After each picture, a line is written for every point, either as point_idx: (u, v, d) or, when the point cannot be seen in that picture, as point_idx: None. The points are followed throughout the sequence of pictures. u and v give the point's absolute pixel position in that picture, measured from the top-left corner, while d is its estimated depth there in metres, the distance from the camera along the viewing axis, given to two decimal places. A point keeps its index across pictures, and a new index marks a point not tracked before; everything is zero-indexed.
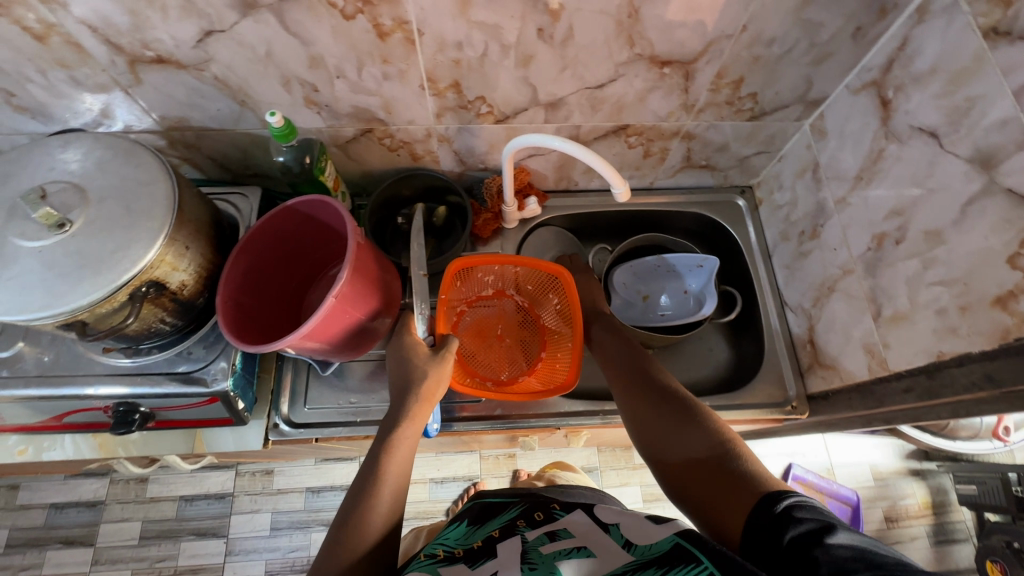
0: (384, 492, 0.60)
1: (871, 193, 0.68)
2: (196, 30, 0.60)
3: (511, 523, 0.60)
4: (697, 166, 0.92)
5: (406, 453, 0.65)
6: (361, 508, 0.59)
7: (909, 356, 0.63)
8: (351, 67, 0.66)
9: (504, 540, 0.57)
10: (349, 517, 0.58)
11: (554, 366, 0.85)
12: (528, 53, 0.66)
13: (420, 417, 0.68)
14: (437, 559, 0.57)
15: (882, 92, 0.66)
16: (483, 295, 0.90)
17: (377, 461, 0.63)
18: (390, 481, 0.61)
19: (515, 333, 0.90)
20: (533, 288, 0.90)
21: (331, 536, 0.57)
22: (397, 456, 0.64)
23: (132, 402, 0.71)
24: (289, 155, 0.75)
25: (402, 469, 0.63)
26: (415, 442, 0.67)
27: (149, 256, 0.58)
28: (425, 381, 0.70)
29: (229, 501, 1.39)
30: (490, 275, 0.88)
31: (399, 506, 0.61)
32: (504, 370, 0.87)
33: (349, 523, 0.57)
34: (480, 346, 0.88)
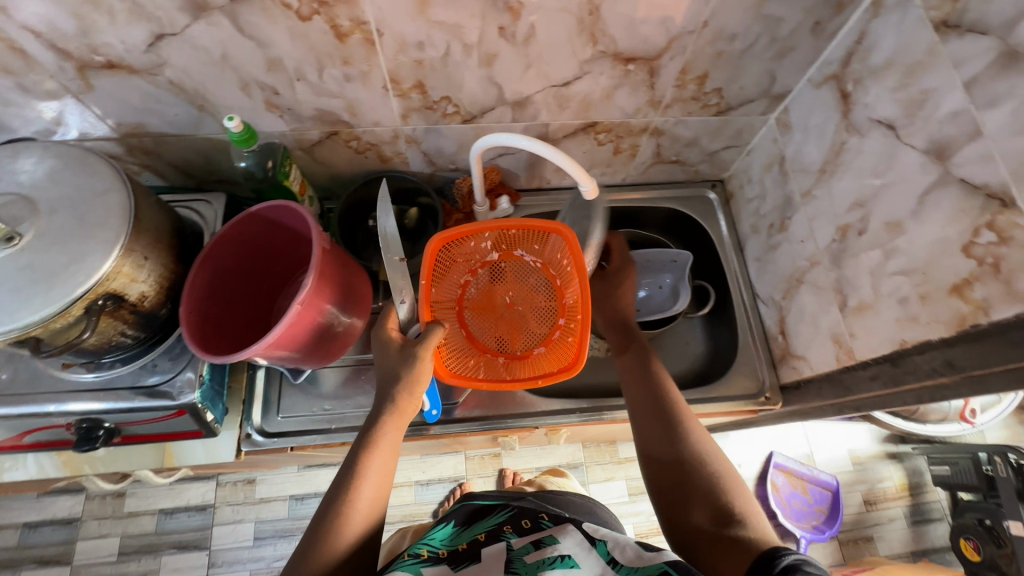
0: (356, 507, 0.59)
1: (834, 185, 0.69)
2: (146, 34, 0.58)
3: (497, 530, 0.60)
4: (668, 162, 0.92)
5: (383, 462, 0.63)
6: (331, 521, 0.57)
7: (874, 344, 0.64)
8: (311, 69, 0.65)
9: (488, 546, 0.58)
10: (320, 529, 0.57)
11: (566, 339, 0.78)
12: (491, 52, 0.65)
13: (402, 416, 0.66)
14: (422, 560, 0.57)
15: (842, 86, 0.67)
16: (491, 259, 0.82)
17: (350, 471, 0.61)
18: (363, 494, 0.60)
19: (527, 299, 0.82)
20: (544, 249, 0.81)
21: (298, 550, 0.56)
22: (372, 466, 0.62)
23: (96, 418, 0.69)
24: (250, 160, 0.73)
25: (379, 481, 0.62)
26: (393, 446, 0.64)
27: (105, 268, 0.57)
28: (400, 379, 0.66)
29: (210, 512, 1.37)
30: (490, 238, 0.79)
31: (376, 515, 0.60)
32: (519, 342, 0.82)
33: (317, 538, 0.56)
34: (492, 316, 0.82)
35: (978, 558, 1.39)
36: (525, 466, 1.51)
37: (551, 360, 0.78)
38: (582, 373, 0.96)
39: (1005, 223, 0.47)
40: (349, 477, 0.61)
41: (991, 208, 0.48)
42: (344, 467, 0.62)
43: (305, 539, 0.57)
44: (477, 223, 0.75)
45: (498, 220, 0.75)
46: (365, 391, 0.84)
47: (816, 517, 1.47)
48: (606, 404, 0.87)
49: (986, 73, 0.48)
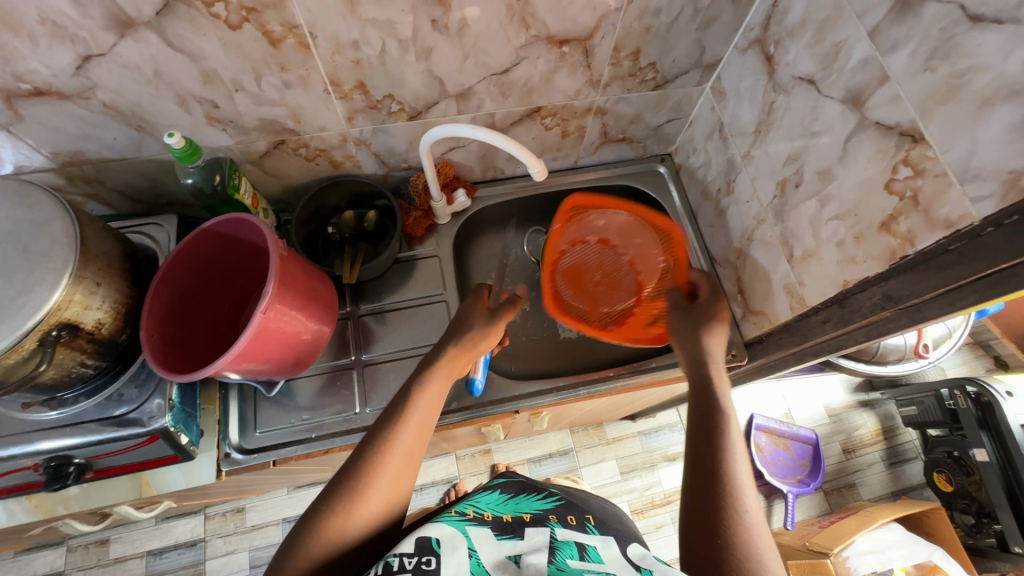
0: (382, 472, 0.57)
1: (769, 144, 0.73)
2: (72, 56, 0.57)
3: (544, 518, 0.63)
4: (616, 140, 0.95)
5: (424, 421, 0.63)
6: (363, 472, 0.57)
7: (822, 289, 0.67)
8: (249, 78, 0.65)
9: (532, 528, 0.60)
10: (364, 451, 0.59)
11: (638, 324, 0.85)
12: (427, 45, 0.66)
13: (455, 364, 0.70)
14: (467, 518, 0.61)
15: (765, 49, 0.70)
16: (590, 239, 0.92)
17: (394, 418, 0.62)
18: (396, 453, 0.59)
19: (611, 283, 0.92)
20: (643, 246, 0.89)
21: (326, 491, 0.56)
22: (412, 422, 0.62)
23: (65, 455, 0.68)
24: (197, 177, 0.72)
25: (416, 440, 0.61)
26: (437, 405, 0.66)
27: (55, 298, 0.56)
28: (471, 331, 0.74)
29: (201, 547, 1.34)
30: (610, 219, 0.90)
31: (399, 483, 0.58)
32: (594, 315, 0.89)
33: (348, 489, 0.55)
34: (576, 288, 0.92)
35: (951, 488, 1.45)
36: (516, 458, 1.53)
37: (625, 334, 0.84)
38: (556, 357, 0.98)
39: (918, 157, 0.51)
40: (390, 423, 0.61)
41: (904, 145, 0.52)
42: (388, 408, 0.64)
43: (334, 483, 0.57)
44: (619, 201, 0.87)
45: (624, 201, 0.86)
46: (342, 396, 0.84)
47: (800, 471, 1.52)
48: (582, 381, 0.89)
49: (886, 20, 0.52)
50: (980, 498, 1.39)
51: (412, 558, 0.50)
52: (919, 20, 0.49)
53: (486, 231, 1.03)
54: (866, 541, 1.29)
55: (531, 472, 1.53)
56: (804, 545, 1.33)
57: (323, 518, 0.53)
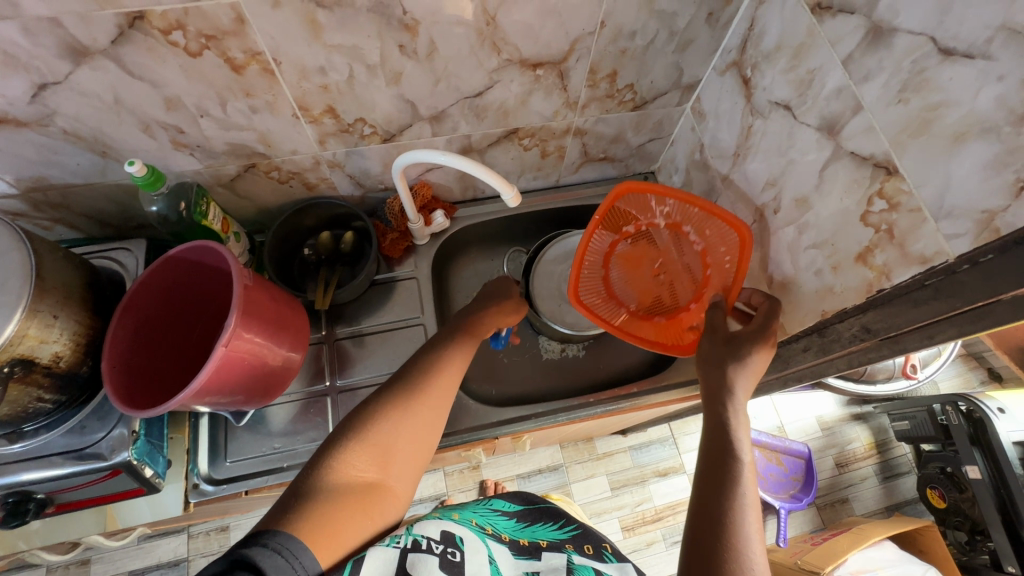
0: (432, 384, 0.63)
1: (748, 167, 0.71)
2: (27, 84, 0.56)
3: (560, 543, 0.69)
4: (597, 159, 0.94)
5: (467, 352, 0.68)
6: (414, 381, 0.62)
7: (801, 318, 0.65)
8: (214, 104, 0.64)
9: (549, 551, 0.65)
10: (423, 353, 0.66)
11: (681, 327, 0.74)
12: (397, 70, 0.65)
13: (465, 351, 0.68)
14: (488, 532, 0.66)
15: (742, 71, 0.69)
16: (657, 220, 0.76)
17: (442, 343, 0.68)
18: (450, 360, 0.66)
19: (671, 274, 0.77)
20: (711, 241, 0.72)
21: (378, 394, 0.61)
22: (459, 348, 0.67)
23: (24, 491, 0.66)
24: (162, 204, 0.71)
25: (464, 357, 0.67)
26: (476, 344, 0.70)
27: (7, 334, 0.54)
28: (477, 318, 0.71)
29: (183, 567, 1.32)
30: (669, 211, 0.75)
31: (444, 398, 0.63)
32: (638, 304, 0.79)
33: (400, 395, 0.61)
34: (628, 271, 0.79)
35: (945, 505, 1.43)
36: (505, 474, 1.52)
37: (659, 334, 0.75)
38: (535, 378, 0.96)
39: (892, 190, 0.49)
40: (439, 346, 0.67)
41: (879, 177, 0.50)
42: (436, 336, 0.70)
43: (387, 390, 0.62)
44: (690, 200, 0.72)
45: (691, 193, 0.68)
46: (316, 423, 0.82)
47: (793, 486, 1.49)
48: (562, 406, 0.87)
49: (858, 50, 0.51)
50: (973, 516, 1.37)
51: (439, 543, 0.58)
52: (891, 51, 0.47)
53: (467, 250, 1.01)
54: (860, 561, 1.26)
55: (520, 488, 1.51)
56: (796, 564, 1.30)
57: (378, 416, 0.59)
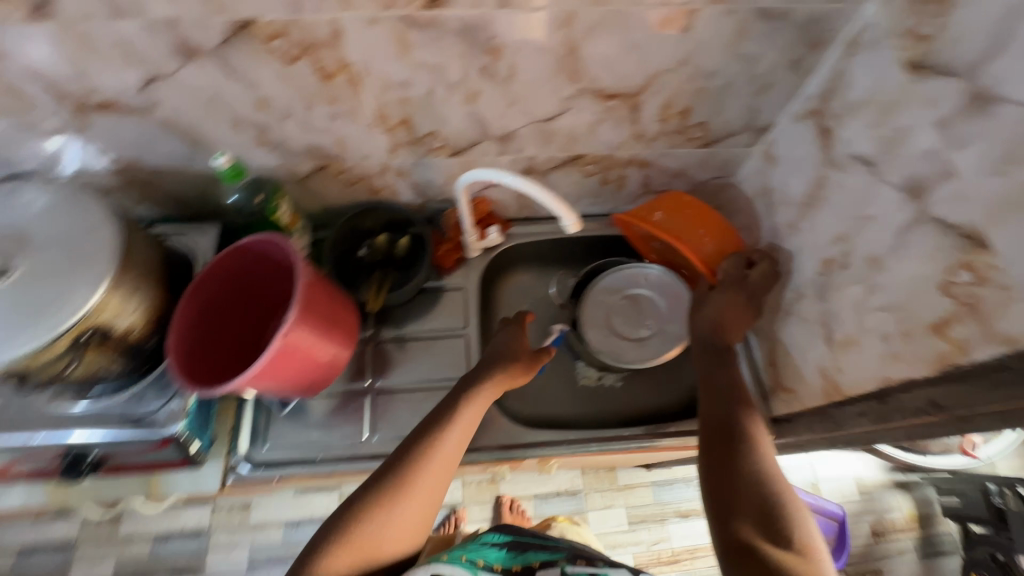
0: (420, 480, 0.65)
1: (818, 218, 0.69)
2: (138, 76, 0.60)
3: (552, 560, 0.66)
4: (656, 192, 0.93)
5: (457, 442, 0.69)
6: (402, 481, 0.65)
7: (862, 381, 0.63)
8: (300, 107, 0.67)
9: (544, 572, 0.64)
10: (417, 440, 0.68)
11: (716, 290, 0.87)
12: (474, 90, 0.66)
13: (463, 426, 0.71)
14: (479, 568, 0.64)
15: (822, 121, 0.67)
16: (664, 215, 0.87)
17: (438, 428, 0.69)
18: (441, 451, 0.68)
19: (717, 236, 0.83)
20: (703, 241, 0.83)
21: (368, 487, 0.65)
22: (453, 434, 0.69)
23: (82, 449, 0.70)
24: (240, 196, 0.75)
25: (457, 443, 0.69)
26: (470, 427, 0.72)
27: (91, 303, 0.58)
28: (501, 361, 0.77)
29: (205, 537, 1.39)
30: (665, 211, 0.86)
31: (433, 493, 0.66)
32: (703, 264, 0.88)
33: (387, 494, 0.64)
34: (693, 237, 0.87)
35: None
36: (523, 493, 1.50)
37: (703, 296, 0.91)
38: (570, 404, 0.95)
39: (981, 264, 0.47)
40: (431, 437, 0.68)
41: (966, 248, 0.48)
42: (432, 419, 0.71)
43: (376, 484, 0.65)
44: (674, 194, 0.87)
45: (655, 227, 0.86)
46: (352, 421, 0.84)
47: None
48: (596, 436, 0.87)
49: (956, 114, 0.49)
50: None
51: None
52: (993, 119, 0.45)
53: (515, 267, 1.02)
54: None
55: (536, 508, 1.50)
56: None
57: (365, 517, 0.63)
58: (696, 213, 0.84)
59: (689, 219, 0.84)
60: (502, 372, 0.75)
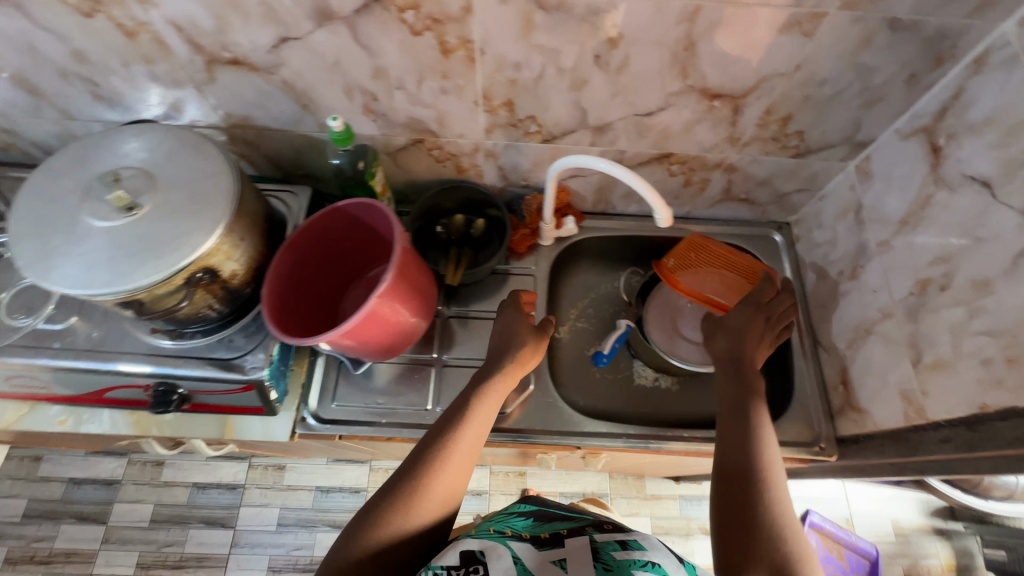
0: (436, 484, 0.62)
1: (916, 238, 0.68)
2: (273, 36, 0.64)
3: (579, 525, 0.57)
4: (736, 199, 0.93)
5: (472, 441, 0.67)
6: (416, 486, 0.61)
7: (950, 406, 0.62)
8: (412, 80, 0.69)
9: (573, 536, 0.55)
10: (431, 443, 0.65)
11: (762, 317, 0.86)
12: (583, 78, 0.68)
13: (479, 424, 0.68)
14: (505, 538, 0.56)
15: (933, 139, 0.66)
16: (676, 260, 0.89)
17: (454, 426, 0.67)
18: (457, 451, 0.65)
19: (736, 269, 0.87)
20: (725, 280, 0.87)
21: (380, 495, 0.61)
22: (468, 434, 0.67)
23: (172, 382, 0.74)
24: (344, 159, 0.78)
25: (474, 442, 0.67)
26: (485, 426, 0.69)
27: (208, 244, 0.62)
28: (520, 350, 0.76)
29: (240, 492, 1.44)
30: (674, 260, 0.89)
31: (450, 498, 0.62)
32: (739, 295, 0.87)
33: (402, 500, 0.60)
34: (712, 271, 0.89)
35: None
36: (549, 489, 1.50)
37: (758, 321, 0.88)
38: (625, 401, 0.96)
39: None
40: (443, 438, 0.65)
41: None
42: (443, 422, 0.68)
43: (389, 489, 0.61)
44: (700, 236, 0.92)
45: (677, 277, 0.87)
46: (417, 389, 0.86)
47: None
48: (653, 433, 0.86)
49: None
50: None
51: (460, 569, 0.51)
52: None
53: (582, 260, 1.03)
54: None
55: None
56: None
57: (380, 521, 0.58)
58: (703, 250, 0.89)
59: (705, 260, 0.88)
60: (508, 365, 0.74)
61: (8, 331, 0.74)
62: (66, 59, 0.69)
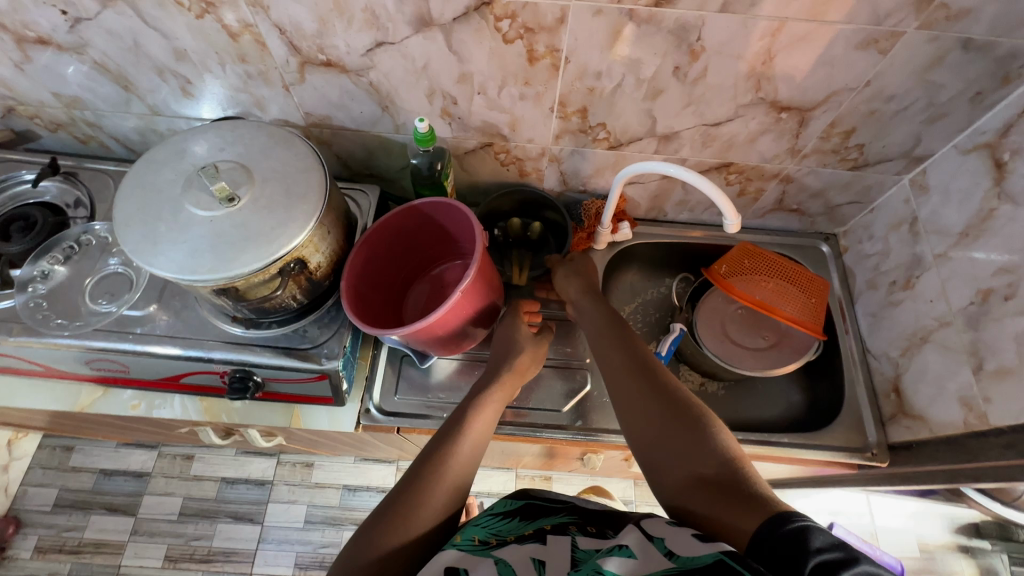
0: (439, 487, 0.60)
1: (978, 249, 0.71)
2: (370, 40, 0.67)
3: (562, 525, 0.59)
4: (787, 210, 0.95)
5: (476, 446, 0.66)
6: (418, 493, 0.59)
7: (1014, 411, 0.64)
8: (494, 85, 0.73)
9: (555, 535, 0.56)
10: (433, 449, 0.64)
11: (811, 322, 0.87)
12: (660, 88, 0.71)
13: (481, 430, 0.67)
14: (490, 547, 0.56)
15: (996, 155, 0.69)
16: (725, 266, 0.93)
17: (455, 430, 0.66)
18: (462, 453, 0.64)
19: (777, 275, 0.90)
20: (762, 285, 0.90)
21: (384, 505, 0.59)
22: (471, 438, 0.66)
23: (249, 369, 0.76)
24: (422, 159, 0.82)
25: (477, 447, 0.66)
26: (486, 434, 0.68)
27: (304, 235, 0.64)
28: (519, 355, 0.77)
29: (268, 488, 1.44)
30: (723, 265, 0.93)
31: (456, 503, 0.61)
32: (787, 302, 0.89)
33: (404, 508, 0.58)
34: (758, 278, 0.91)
35: None
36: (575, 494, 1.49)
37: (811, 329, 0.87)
38: None
39: None
40: (445, 445, 0.64)
41: None
42: (443, 430, 0.67)
43: (396, 493, 0.60)
44: (750, 245, 0.96)
45: (726, 281, 0.90)
46: None
47: None
48: None
49: None
50: None
51: None
52: None
53: (631, 265, 1.05)
54: None
55: None
56: None
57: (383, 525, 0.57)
58: (751, 258, 0.93)
59: (754, 268, 0.92)
60: (507, 376, 0.75)
61: (93, 316, 0.77)
62: (166, 57, 0.72)
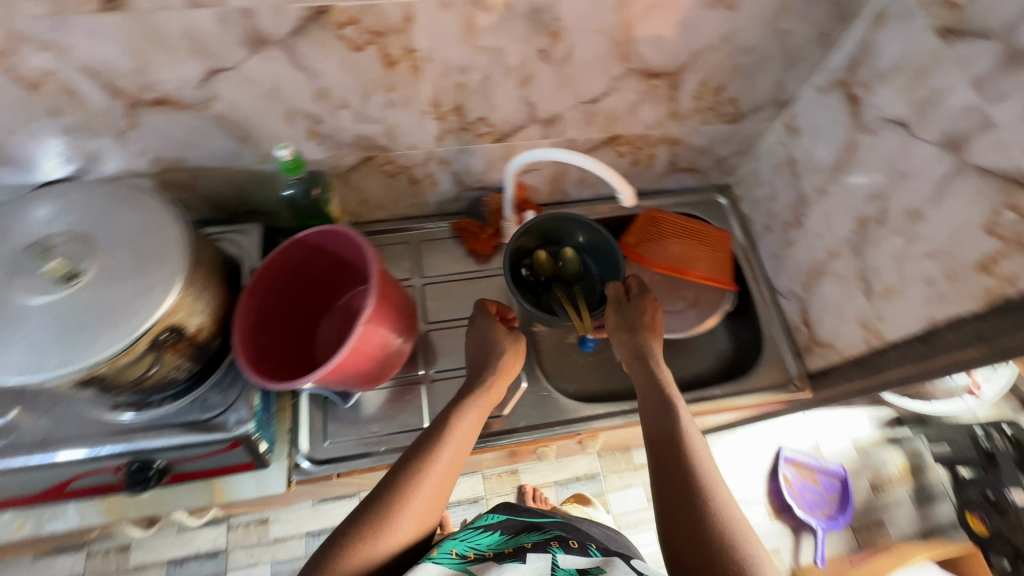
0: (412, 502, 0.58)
1: (849, 181, 0.75)
2: (201, 69, 0.60)
3: (544, 541, 0.57)
4: (681, 169, 0.97)
5: (451, 462, 0.63)
6: (384, 515, 0.56)
7: (904, 324, 0.69)
8: (357, 97, 0.67)
9: (536, 552, 0.54)
10: (412, 462, 0.62)
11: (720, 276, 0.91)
12: (530, 74, 0.69)
13: (461, 448, 0.65)
14: (469, 562, 0.54)
15: (849, 90, 0.73)
16: (633, 237, 0.94)
17: (433, 440, 0.64)
18: (439, 464, 0.62)
19: (683, 235, 0.92)
20: (672, 248, 0.91)
21: (348, 522, 0.57)
22: (448, 452, 0.64)
23: (147, 458, 0.67)
24: (297, 188, 0.76)
25: (453, 461, 0.64)
26: (464, 447, 0.66)
27: (171, 301, 0.56)
28: (503, 356, 0.75)
29: (223, 557, 1.33)
30: (631, 236, 0.94)
31: (424, 522, 0.59)
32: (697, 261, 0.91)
33: (371, 527, 0.55)
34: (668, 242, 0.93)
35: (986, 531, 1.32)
36: (544, 480, 1.43)
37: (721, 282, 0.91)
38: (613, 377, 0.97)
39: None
40: (424, 456, 0.62)
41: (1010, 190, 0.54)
42: (418, 443, 0.65)
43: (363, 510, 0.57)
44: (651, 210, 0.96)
45: (637, 252, 0.91)
46: (409, 409, 0.84)
47: (827, 506, 1.36)
48: None
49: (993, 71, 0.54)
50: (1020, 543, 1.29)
51: None
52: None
53: None
54: None
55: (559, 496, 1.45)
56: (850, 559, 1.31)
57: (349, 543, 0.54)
58: (656, 223, 0.93)
59: (660, 232, 0.93)
60: (491, 379, 0.73)
61: None
62: None
